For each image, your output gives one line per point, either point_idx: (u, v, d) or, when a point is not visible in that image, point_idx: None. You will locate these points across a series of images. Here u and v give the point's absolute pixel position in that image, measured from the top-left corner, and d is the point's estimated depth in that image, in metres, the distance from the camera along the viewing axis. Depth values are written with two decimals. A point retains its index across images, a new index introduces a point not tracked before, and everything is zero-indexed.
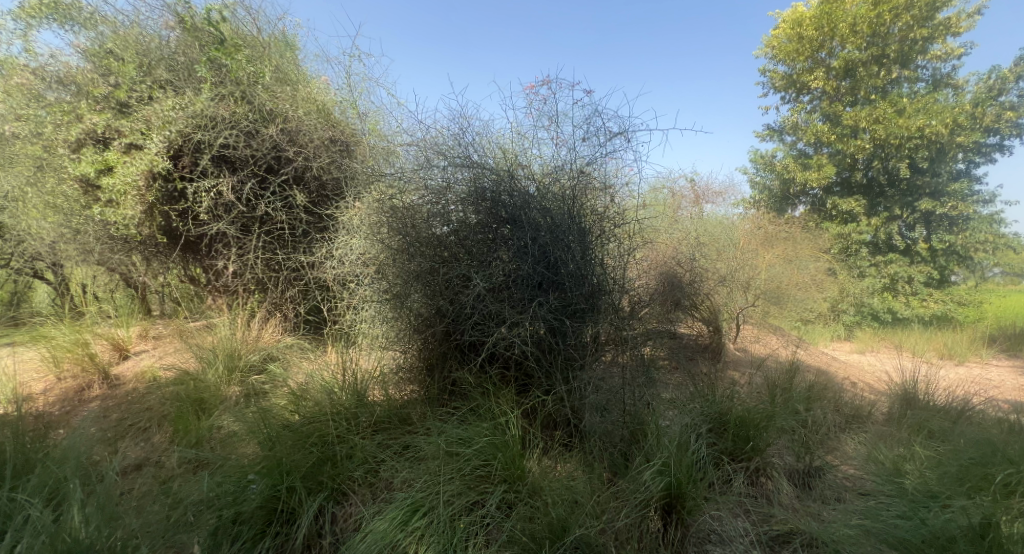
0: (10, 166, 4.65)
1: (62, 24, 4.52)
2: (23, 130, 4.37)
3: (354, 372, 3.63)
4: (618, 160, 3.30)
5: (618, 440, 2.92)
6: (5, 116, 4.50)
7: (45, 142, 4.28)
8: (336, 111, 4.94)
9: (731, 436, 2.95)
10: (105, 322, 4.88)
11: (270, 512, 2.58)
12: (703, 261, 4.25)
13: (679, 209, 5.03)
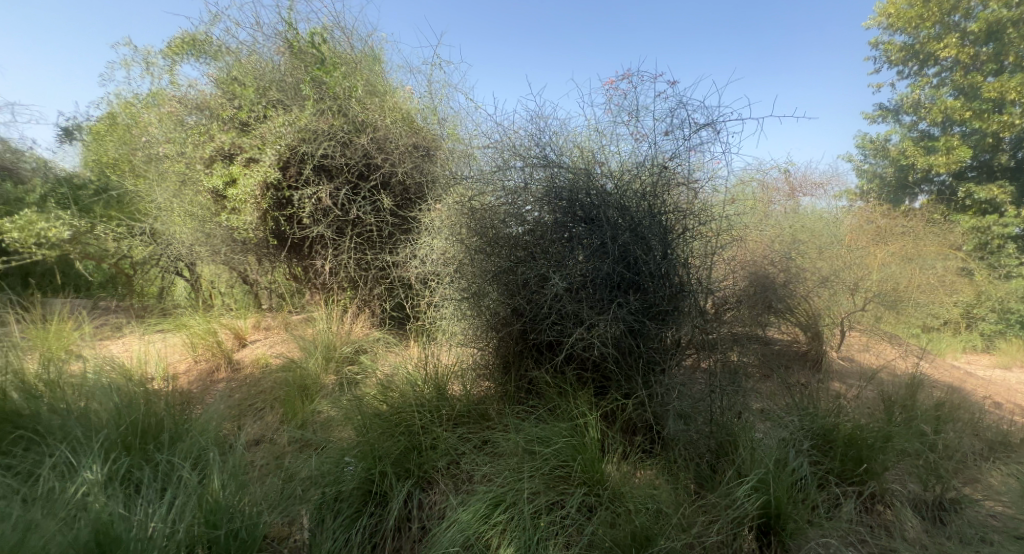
0: (162, 182, 5.46)
1: (199, 58, 5.22)
2: (171, 151, 5.10)
3: (434, 367, 3.83)
4: (705, 152, 3.07)
5: (704, 450, 2.75)
6: (158, 139, 5.31)
7: (186, 159, 4.99)
8: (418, 119, 5.22)
9: (840, 455, 2.66)
10: (228, 313, 5.59)
11: (365, 494, 2.79)
12: (800, 260, 3.85)
13: (771, 203, 4.58)
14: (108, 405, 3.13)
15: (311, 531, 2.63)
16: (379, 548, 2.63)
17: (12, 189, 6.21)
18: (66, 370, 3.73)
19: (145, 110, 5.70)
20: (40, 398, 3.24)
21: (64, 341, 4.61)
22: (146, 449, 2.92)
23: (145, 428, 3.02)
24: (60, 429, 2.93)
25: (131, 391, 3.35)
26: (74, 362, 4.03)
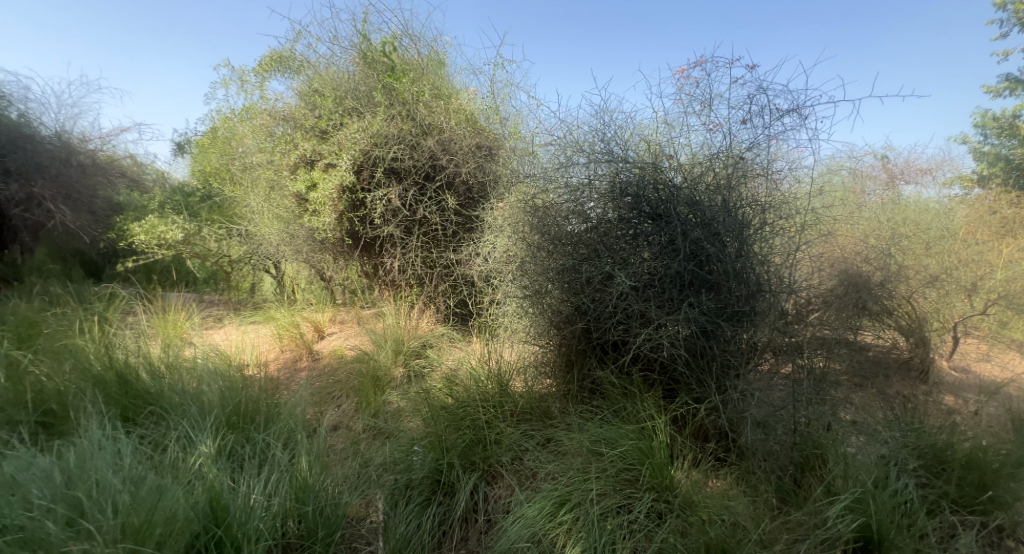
0: (253, 188, 5.93)
1: (284, 73, 5.59)
2: (262, 159, 5.51)
3: (496, 363, 3.87)
4: (788, 140, 2.86)
5: (786, 463, 2.57)
6: (251, 150, 5.77)
7: (273, 167, 5.37)
8: (482, 119, 5.28)
9: (956, 479, 2.38)
10: (309, 308, 5.98)
11: (434, 483, 2.87)
12: (904, 254, 3.38)
13: (891, 184, 3.90)
14: (214, 388, 3.43)
15: (386, 515, 2.69)
16: (448, 537, 2.68)
17: (137, 197, 7.19)
18: (178, 354, 4.13)
19: (239, 123, 6.20)
20: (159, 378, 3.58)
21: (178, 328, 5.07)
22: (246, 429, 3.16)
23: (245, 410, 3.29)
24: (177, 407, 3.22)
25: (230, 376, 3.66)
26: (186, 348, 4.48)
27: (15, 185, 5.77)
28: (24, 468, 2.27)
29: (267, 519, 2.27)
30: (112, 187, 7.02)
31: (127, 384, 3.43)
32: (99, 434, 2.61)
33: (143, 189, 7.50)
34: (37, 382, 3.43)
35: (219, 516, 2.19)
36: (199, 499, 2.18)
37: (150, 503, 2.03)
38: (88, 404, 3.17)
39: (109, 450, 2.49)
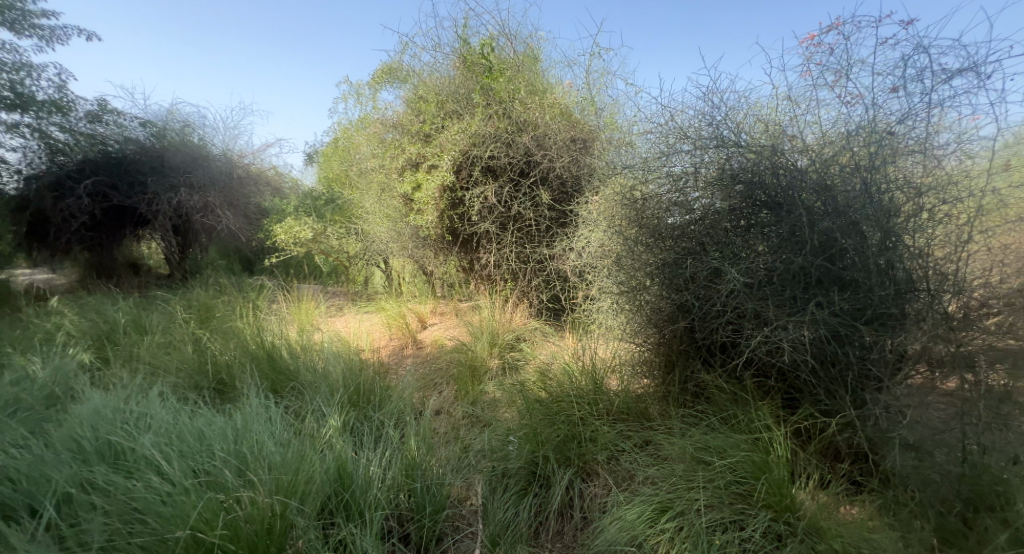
0: (367, 190, 6.39)
1: (391, 84, 5.83)
2: (374, 163, 5.91)
3: (590, 359, 3.78)
4: (961, 106, 2.33)
5: (952, 499, 2.09)
6: (366, 157, 6.23)
7: (383, 170, 5.74)
8: (576, 111, 5.16)
9: None
10: (413, 300, 6.35)
11: (530, 474, 2.91)
12: None
13: None
14: (338, 368, 3.75)
15: (484, 502, 2.75)
16: (543, 528, 2.69)
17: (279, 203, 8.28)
18: (309, 337, 4.56)
19: (355, 132, 6.72)
20: (296, 358, 3.96)
21: (309, 314, 5.43)
22: (365, 407, 3.43)
23: (363, 390, 3.54)
24: (311, 383, 3.56)
25: (350, 359, 3.95)
26: (315, 332, 4.91)
27: (194, 195, 7.11)
28: (203, 424, 2.66)
29: (383, 490, 2.48)
30: (256, 194, 8.03)
31: (274, 360, 3.85)
32: (257, 401, 3.03)
33: (282, 195, 8.49)
34: (212, 354, 3.98)
35: (344, 482, 2.44)
36: (330, 464, 2.43)
37: (293, 466, 2.30)
38: (246, 376, 3.65)
39: (264, 417, 2.85)
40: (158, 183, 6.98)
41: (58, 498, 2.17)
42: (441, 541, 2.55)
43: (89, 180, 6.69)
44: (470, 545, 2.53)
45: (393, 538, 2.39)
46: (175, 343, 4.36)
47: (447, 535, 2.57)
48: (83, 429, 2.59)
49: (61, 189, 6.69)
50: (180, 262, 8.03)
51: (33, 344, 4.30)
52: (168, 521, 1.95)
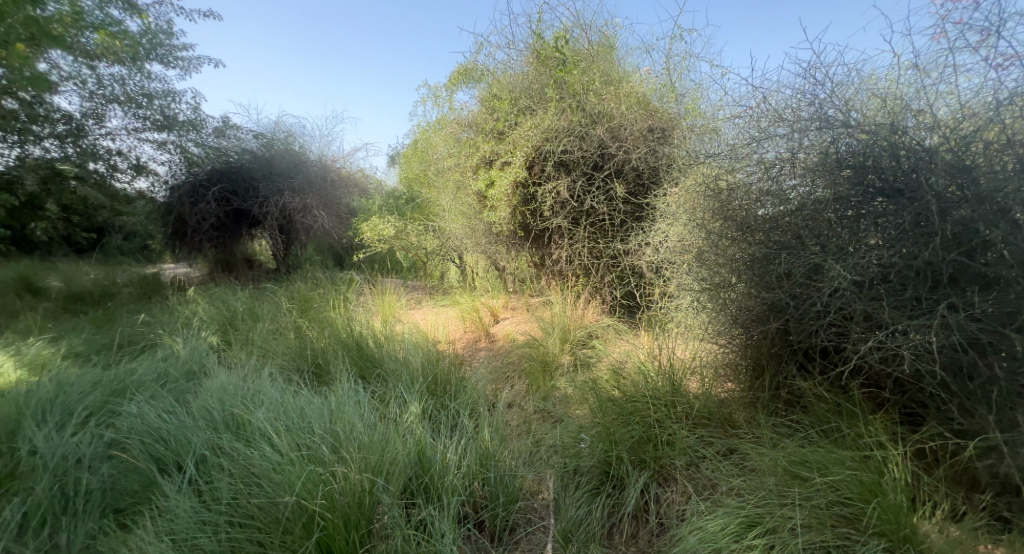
0: (443, 187, 6.54)
1: (467, 84, 5.96)
2: (450, 161, 6.02)
3: (666, 359, 3.55)
4: None
5: None
6: (442, 157, 6.36)
7: (459, 169, 5.84)
8: (654, 99, 4.92)
9: None
10: (485, 294, 6.40)
11: (603, 473, 2.82)
12: None
13: None
14: (418, 358, 3.86)
15: (555, 497, 2.70)
16: (617, 530, 2.57)
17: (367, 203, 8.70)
18: (390, 327, 4.72)
19: (433, 133, 6.88)
20: (380, 346, 4.11)
21: (391, 307, 5.62)
22: (442, 397, 3.51)
23: (440, 380, 3.63)
24: (394, 372, 3.68)
25: (428, 350, 4.04)
26: (396, 323, 5.08)
27: (295, 198, 7.73)
28: (303, 403, 2.92)
29: (459, 475, 2.55)
30: (345, 194, 8.51)
31: (362, 349, 4.04)
32: (347, 385, 3.21)
33: (368, 196, 8.93)
34: (311, 341, 4.24)
35: (425, 466, 2.55)
36: (411, 448, 2.55)
37: (380, 446, 2.47)
38: (338, 362, 3.86)
39: (354, 400, 3.04)
40: (268, 188, 7.69)
41: (197, 459, 2.54)
42: (514, 531, 2.55)
43: (216, 187, 7.55)
44: (542, 538, 2.49)
45: (469, 523, 2.44)
46: (280, 329, 4.71)
47: (520, 526, 2.56)
48: (213, 400, 2.94)
49: (195, 197, 7.61)
50: (284, 258, 8.36)
51: (171, 327, 4.91)
52: (279, 486, 2.17)
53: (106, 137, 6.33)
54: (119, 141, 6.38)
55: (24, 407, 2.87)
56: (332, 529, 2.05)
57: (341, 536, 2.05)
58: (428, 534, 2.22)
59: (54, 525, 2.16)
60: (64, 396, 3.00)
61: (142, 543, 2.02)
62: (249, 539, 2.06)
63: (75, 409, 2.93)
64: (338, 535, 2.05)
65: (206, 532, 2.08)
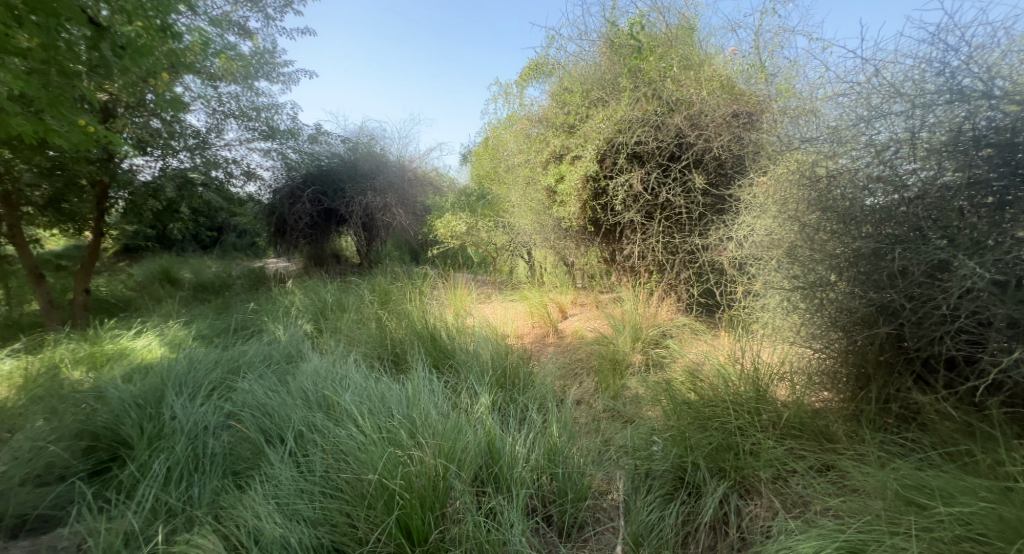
0: (513, 182, 6.51)
1: (537, 78, 5.88)
2: (520, 156, 5.97)
3: (749, 364, 3.25)
4: None
5: None
6: (513, 153, 6.33)
7: (529, 164, 5.77)
8: (740, 82, 4.56)
9: None
10: (554, 290, 6.28)
11: (678, 479, 2.63)
12: None
13: None
14: (488, 350, 3.85)
15: (626, 499, 2.56)
16: (692, 540, 2.39)
17: (439, 200, 8.87)
18: (461, 321, 4.75)
19: (504, 130, 6.89)
20: (452, 338, 4.14)
21: (462, 301, 5.68)
22: (511, 390, 3.47)
23: (508, 373, 3.61)
24: (465, 362, 3.71)
25: (498, 345, 4.01)
26: (467, 317, 5.11)
27: (377, 197, 8.08)
28: (384, 387, 3.02)
29: (527, 468, 2.53)
30: (420, 192, 8.75)
31: (435, 340, 4.10)
32: (422, 373, 3.28)
33: (441, 193, 9.12)
34: (390, 331, 4.35)
35: (494, 456, 2.58)
36: (481, 438, 2.59)
37: (454, 433, 2.55)
38: (414, 351, 3.94)
39: (431, 388, 3.11)
40: (354, 189, 8.13)
41: (296, 433, 2.77)
42: (582, 530, 2.47)
43: (311, 189, 8.08)
44: (612, 539, 2.38)
45: (537, 517, 2.41)
46: (363, 319, 4.88)
47: (588, 525, 2.47)
48: (307, 382, 3.15)
49: (293, 199, 8.16)
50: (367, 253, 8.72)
51: (274, 315, 5.35)
52: (364, 464, 2.34)
53: (225, 148, 6.95)
54: (235, 151, 6.98)
55: (165, 378, 3.35)
56: (410, 510, 2.18)
57: (418, 517, 2.18)
58: (498, 523, 2.27)
59: (188, 480, 2.53)
60: (193, 371, 3.44)
61: (252, 504, 2.26)
62: (339, 510, 2.24)
63: (200, 382, 3.35)
64: (414, 515, 2.17)
65: (304, 499, 2.29)
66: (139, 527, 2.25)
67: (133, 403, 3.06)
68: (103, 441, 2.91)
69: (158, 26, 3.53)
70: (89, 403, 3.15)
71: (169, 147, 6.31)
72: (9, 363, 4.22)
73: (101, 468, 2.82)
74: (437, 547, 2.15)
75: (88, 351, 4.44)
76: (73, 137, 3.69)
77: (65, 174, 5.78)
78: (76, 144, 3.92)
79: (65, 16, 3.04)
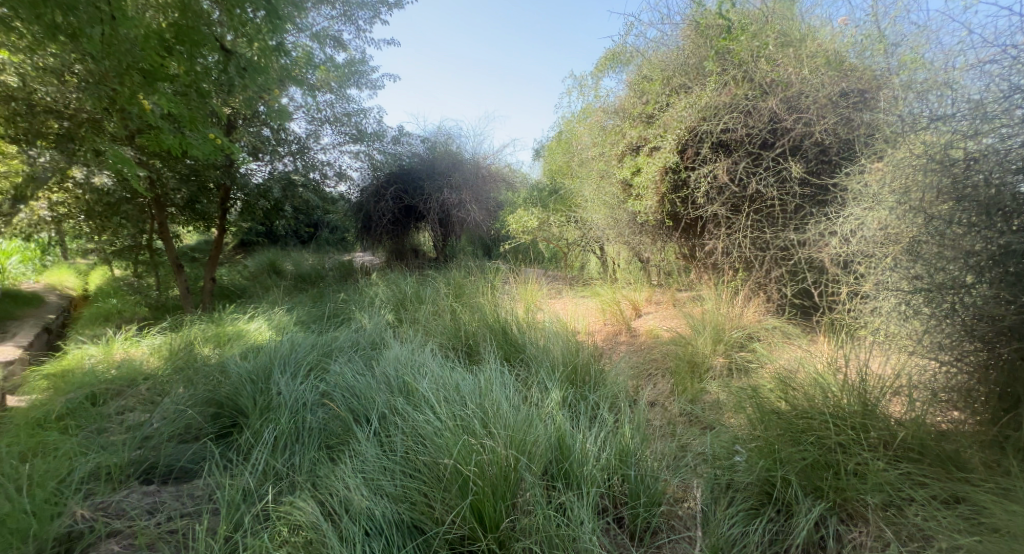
0: (586, 176, 6.29)
1: (614, 68, 5.63)
2: (595, 149, 5.76)
3: (854, 375, 2.78)
4: None
5: None
6: (587, 146, 6.11)
7: (604, 158, 5.55)
8: (850, 55, 4.03)
9: None
10: (627, 287, 6.00)
11: (764, 494, 2.38)
12: None
13: None
14: (559, 345, 3.72)
15: (703, 509, 2.35)
16: None
17: (512, 195, 8.82)
18: (532, 316, 4.64)
19: (579, 123, 6.68)
20: (523, 332, 4.06)
21: (533, 296, 5.55)
22: (582, 388, 3.32)
23: (580, 368, 3.45)
24: (535, 357, 3.62)
25: (568, 340, 3.85)
26: (538, 312, 5.00)
27: (453, 194, 8.21)
28: (458, 377, 2.98)
29: (598, 466, 2.40)
30: (493, 188, 8.76)
31: (507, 334, 4.03)
32: (494, 366, 3.21)
33: (514, 188, 9.06)
34: (464, 322, 4.36)
35: (564, 452, 2.46)
36: (551, 432, 2.50)
37: (525, 426, 2.46)
38: (486, 344, 3.90)
39: (502, 380, 3.03)
40: (432, 186, 8.27)
41: (380, 414, 2.83)
42: (655, 535, 2.30)
43: (394, 187, 8.34)
44: (688, 549, 2.20)
45: (608, 517, 2.30)
46: (439, 310, 4.93)
47: (661, 532, 2.30)
48: (390, 367, 3.21)
49: (378, 196, 8.49)
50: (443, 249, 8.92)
51: (360, 304, 5.60)
52: (439, 449, 2.33)
53: (322, 152, 7.30)
54: (330, 154, 7.33)
55: (272, 357, 3.59)
56: (482, 497, 2.16)
57: (489, 504, 2.15)
58: (567, 519, 2.18)
59: (292, 448, 2.70)
60: (295, 351, 3.66)
61: (343, 477, 2.36)
62: (417, 490, 2.26)
63: (300, 362, 3.54)
64: (486, 502, 2.15)
65: (387, 476, 2.35)
66: (254, 486, 2.43)
67: (248, 379, 3.28)
68: (226, 409, 3.16)
69: (273, 47, 3.69)
70: (217, 375, 3.48)
71: (276, 152, 6.76)
72: (161, 341, 4.82)
73: (225, 432, 3.06)
74: (508, 536, 2.11)
75: (214, 331, 4.94)
76: (204, 148, 4.35)
77: (199, 179, 6.50)
78: (206, 154, 4.43)
79: (205, 43, 3.41)
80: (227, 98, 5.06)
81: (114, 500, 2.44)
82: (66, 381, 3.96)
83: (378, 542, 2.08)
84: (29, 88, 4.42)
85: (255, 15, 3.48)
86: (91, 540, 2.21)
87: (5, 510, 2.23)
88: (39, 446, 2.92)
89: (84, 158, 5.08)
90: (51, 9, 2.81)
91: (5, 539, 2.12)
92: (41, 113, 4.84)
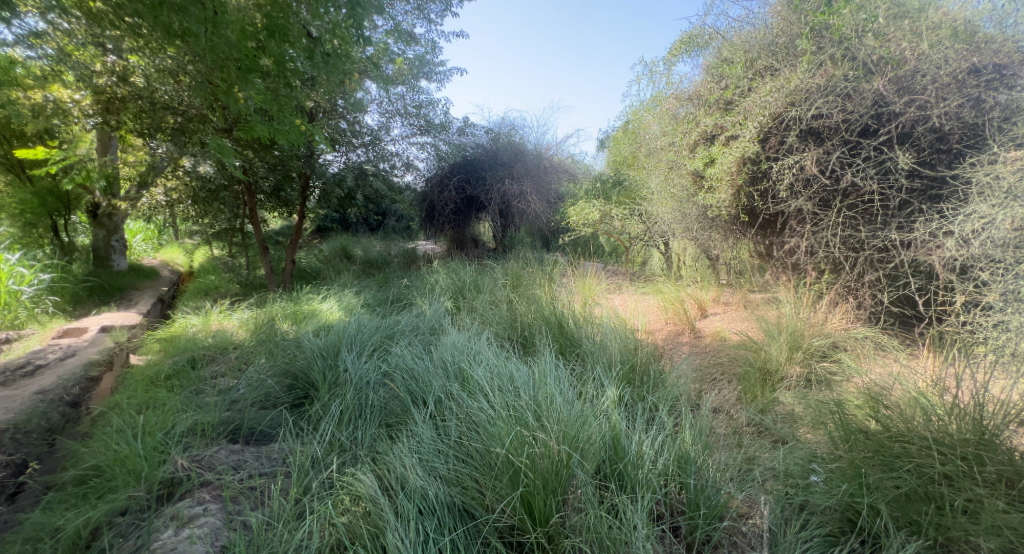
0: (653, 167, 5.92)
1: (690, 52, 5.24)
2: (663, 138, 5.39)
3: (966, 397, 2.33)
4: None
5: None
6: (655, 136, 5.72)
7: (674, 147, 5.17)
8: (985, 25, 3.49)
9: None
10: (695, 285, 5.59)
11: (846, 522, 2.10)
12: None
13: None
14: (617, 342, 3.46)
15: (771, 529, 2.05)
16: None
17: (574, 186, 8.59)
18: (590, 310, 4.40)
19: (647, 112, 6.32)
20: (579, 326, 3.84)
21: (591, 291, 5.26)
22: (640, 388, 3.07)
23: (638, 367, 3.20)
24: (592, 352, 3.39)
25: (627, 337, 3.58)
26: (596, 307, 4.74)
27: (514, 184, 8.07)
28: (512, 367, 2.81)
29: (655, 471, 2.15)
30: (556, 179, 8.52)
31: (563, 327, 3.83)
32: (549, 358, 3.01)
33: (576, 180, 8.80)
34: (520, 313, 4.20)
35: (618, 452, 2.22)
36: (605, 431, 2.25)
37: (578, 421, 2.25)
38: (542, 336, 3.74)
39: (557, 375, 2.82)
40: (493, 176, 8.18)
41: (437, 399, 2.73)
42: (715, 549, 2.02)
43: (456, 176, 8.31)
44: None
45: (662, 524, 2.04)
46: (496, 300, 4.80)
47: (722, 547, 2.02)
48: (447, 353, 3.10)
49: (442, 187, 8.51)
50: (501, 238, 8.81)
51: (422, 290, 5.60)
52: (492, 437, 2.19)
53: (391, 143, 7.35)
54: (399, 145, 7.36)
55: (340, 335, 3.60)
56: (533, 489, 2.00)
57: (540, 497, 1.99)
58: (618, 521, 1.97)
59: (355, 423, 2.68)
60: (359, 332, 3.66)
61: (399, 455, 2.28)
62: (469, 475, 2.15)
63: (365, 343, 3.53)
64: (537, 495, 1.99)
65: (440, 459, 2.24)
66: (322, 454, 2.43)
67: (320, 355, 3.31)
68: (299, 381, 3.19)
69: (352, 38, 3.62)
70: (292, 349, 3.51)
71: (350, 144, 6.81)
72: (249, 315, 5.04)
73: (299, 403, 3.09)
74: (558, 532, 1.95)
75: (292, 309, 5.12)
76: (289, 138, 4.44)
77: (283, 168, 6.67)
78: (290, 141, 4.55)
79: (292, 36, 3.44)
80: (309, 93, 5.25)
81: (206, 454, 2.50)
82: (172, 344, 4.26)
83: (431, 523, 1.99)
84: (150, 87, 4.82)
85: (337, 10, 3.48)
86: (187, 487, 2.30)
87: (124, 452, 2.48)
88: (150, 401, 3.11)
89: (192, 151, 5.38)
90: (164, 9, 2.89)
91: (125, 477, 2.38)
92: (161, 109, 5.18)
